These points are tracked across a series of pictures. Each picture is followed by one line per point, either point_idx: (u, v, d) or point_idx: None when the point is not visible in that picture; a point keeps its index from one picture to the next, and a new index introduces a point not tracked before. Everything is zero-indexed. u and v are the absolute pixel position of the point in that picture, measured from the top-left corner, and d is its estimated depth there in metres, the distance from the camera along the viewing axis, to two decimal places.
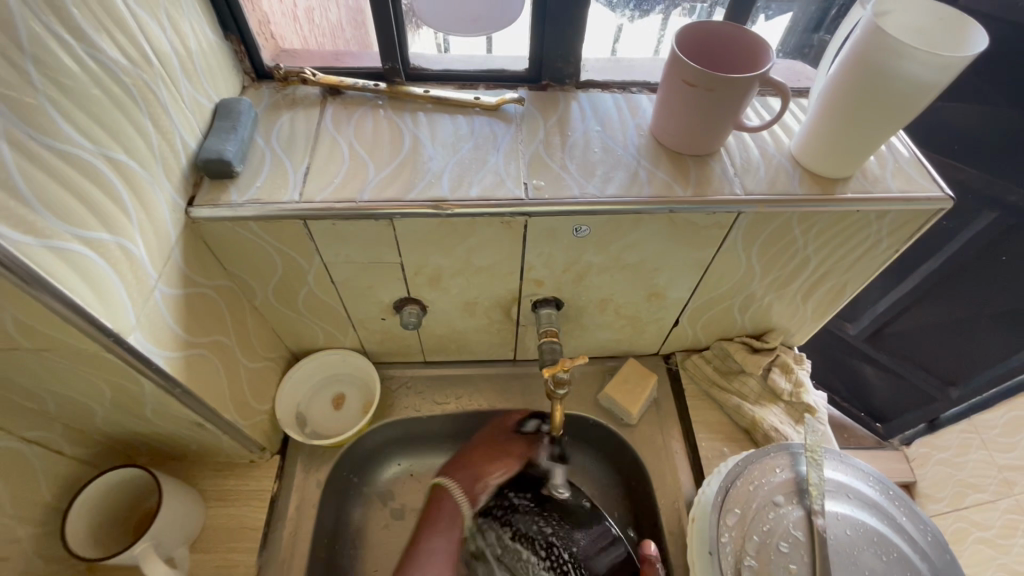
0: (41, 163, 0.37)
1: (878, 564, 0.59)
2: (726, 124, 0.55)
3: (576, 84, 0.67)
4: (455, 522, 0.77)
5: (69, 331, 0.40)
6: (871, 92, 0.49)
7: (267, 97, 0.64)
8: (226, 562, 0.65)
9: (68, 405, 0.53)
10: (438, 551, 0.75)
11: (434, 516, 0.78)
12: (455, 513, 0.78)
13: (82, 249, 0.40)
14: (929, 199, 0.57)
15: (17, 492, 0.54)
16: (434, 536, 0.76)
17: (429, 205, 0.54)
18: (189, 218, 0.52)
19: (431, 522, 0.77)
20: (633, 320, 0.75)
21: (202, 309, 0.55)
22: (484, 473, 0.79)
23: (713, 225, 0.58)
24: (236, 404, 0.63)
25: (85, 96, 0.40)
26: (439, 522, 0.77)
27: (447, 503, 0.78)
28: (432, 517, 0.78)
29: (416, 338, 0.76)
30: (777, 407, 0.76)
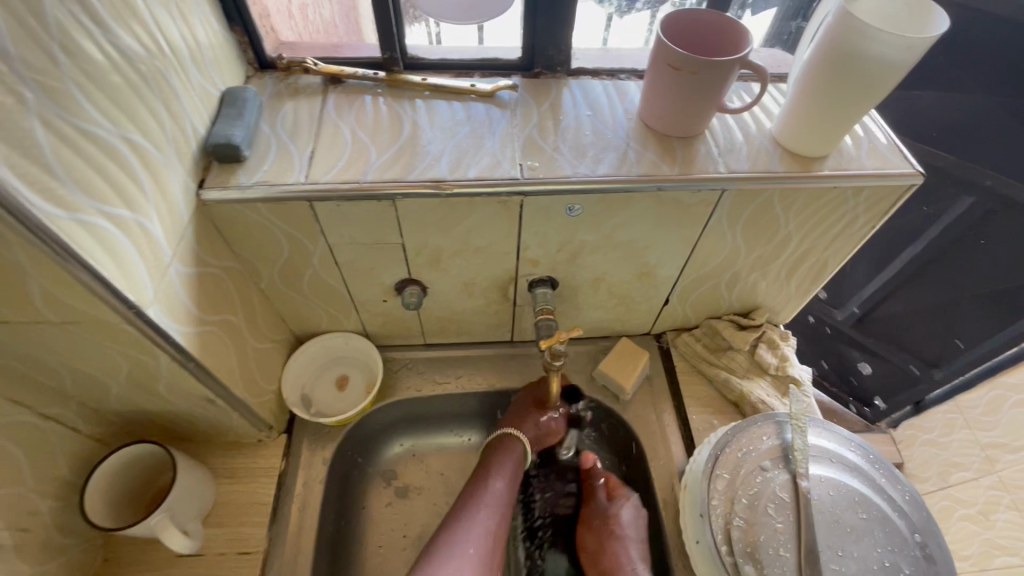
0: (69, 142, 0.39)
1: (859, 522, 0.63)
2: (710, 107, 0.58)
3: (567, 71, 0.69)
4: (518, 466, 0.75)
5: (93, 301, 0.43)
6: (845, 74, 0.52)
7: (271, 86, 0.66)
8: (237, 536, 0.68)
9: (84, 381, 0.55)
10: (502, 492, 0.72)
11: (499, 456, 0.75)
12: (521, 460, 0.76)
13: (105, 224, 0.42)
14: (900, 175, 0.61)
15: (38, 466, 0.56)
16: (500, 478, 0.73)
17: (430, 185, 0.56)
18: (200, 200, 0.55)
19: (494, 458, 0.75)
20: (625, 299, 0.78)
21: (213, 288, 0.58)
22: (555, 426, 0.78)
23: (700, 202, 0.61)
24: (244, 382, 0.65)
25: (106, 80, 0.43)
26: (506, 461, 0.75)
27: (516, 447, 0.76)
28: (492, 459, 0.75)
29: (417, 320, 0.79)
30: (764, 380, 0.79)
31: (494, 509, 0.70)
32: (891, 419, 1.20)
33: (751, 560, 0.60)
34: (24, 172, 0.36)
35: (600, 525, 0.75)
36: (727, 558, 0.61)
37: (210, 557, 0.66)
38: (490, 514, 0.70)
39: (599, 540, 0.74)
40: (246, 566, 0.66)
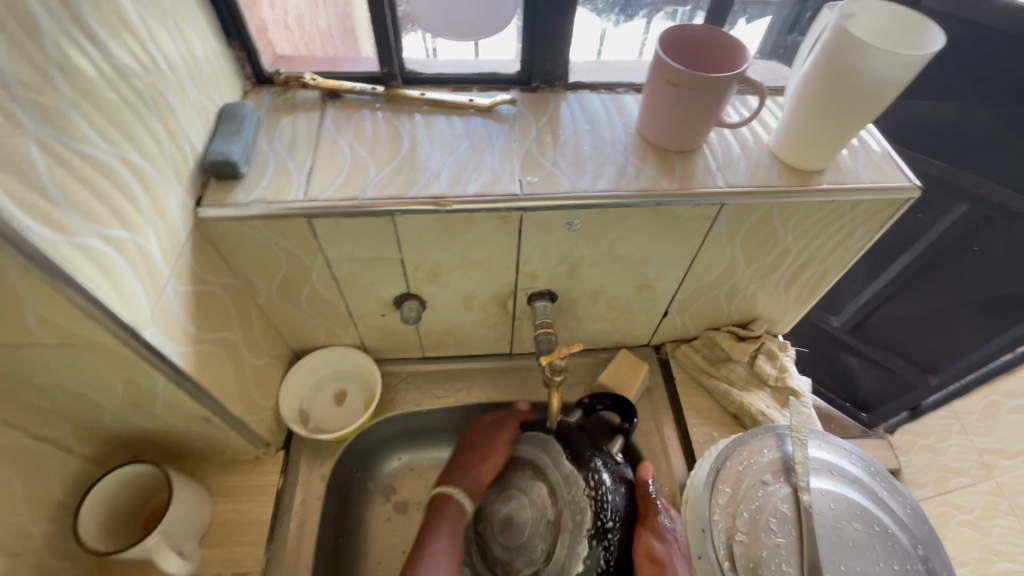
0: (65, 163, 0.39)
1: (861, 535, 0.62)
2: (708, 122, 0.58)
3: (566, 85, 0.70)
4: (459, 526, 0.73)
5: (87, 324, 0.42)
6: (842, 90, 0.53)
7: (268, 101, 0.66)
8: (234, 556, 0.67)
9: (79, 402, 0.54)
10: (440, 553, 0.70)
11: (433, 517, 0.73)
12: (460, 518, 0.73)
13: (102, 246, 0.42)
14: (897, 188, 0.61)
15: (32, 489, 0.55)
16: (437, 538, 0.71)
17: (429, 201, 0.56)
18: (197, 218, 0.54)
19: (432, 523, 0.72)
20: (624, 311, 0.78)
21: (210, 306, 0.57)
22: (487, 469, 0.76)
23: (698, 217, 0.61)
24: (242, 399, 0.64)
25: (102, 100, 0.42)
26: (444, 525, 0.72)
27: (452, 507, 0.73)
28: (429, 527, 0.72)
29: (416, 334, 0.78)
30: (764, 392, 0.79)
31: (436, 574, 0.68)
32: (889, 426, 1.24)
33: None
34: (19, 197, 0.35)
35: (666, 533, 0.67)
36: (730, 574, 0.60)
37: None
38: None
39: (667, 547, 0.66)
40: None
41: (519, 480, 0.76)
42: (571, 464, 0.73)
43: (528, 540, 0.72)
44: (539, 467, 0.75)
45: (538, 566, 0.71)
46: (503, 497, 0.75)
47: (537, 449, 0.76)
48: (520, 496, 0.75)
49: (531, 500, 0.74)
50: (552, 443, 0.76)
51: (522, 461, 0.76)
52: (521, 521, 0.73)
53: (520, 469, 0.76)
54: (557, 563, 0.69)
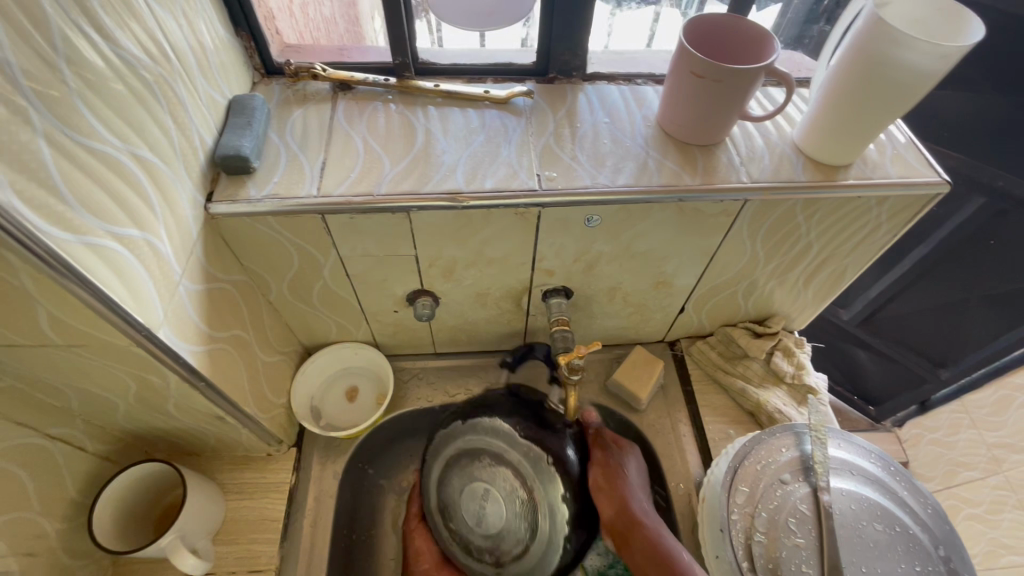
0: (77, 160, 0.37)
1: (881, 536, 0.62)
2: (732, 115, 0.57)
3: (583, 76, 0.68)
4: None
5: (102, 326, 0.41)
6: (873, 80, 0.51)
7: (279, 93, 0.64)
8: (248, 553, 0.66)
9: (91, 400, 0.54)
10: None
11: None
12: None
13: (114, 245, 0.40)
14: (927, 183, 0.59)
15: (45, 488, 0.55)
16: None
17: (445, 197, 0.55)
18: (209, 214, 0.53)
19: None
20: (640, 308, 0.77)
21: (222, 304, 0.56)
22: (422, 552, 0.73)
23: (720, 212, 0.60)
24: (254, 397, 0.64)
25: (111, 93, 0.41)
26: None
27: None
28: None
29: (428, 330, 0.77)
30: (780, 389, 0.78)
31: None
32: (897, 419, 1.18)
33: None
34: (28, 195, 0.34)
35: (614, 465, 0.72)
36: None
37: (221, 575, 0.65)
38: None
39: (617, 480, 0.71)
40: None
41: (478, 471, 0.68)
42: (529, 439, 0.68)
43: (504, 525, 0.67)
44: (495, 454, 0.68)
45: (525, 543, 0.66)
46: (466, 492, 0.68)
47: (485, 435, 0.69)
48: (485, 487, 0.67)
49: (496, 490, 0.67)
50: (499, 422, 0.69)
51: (474, 451, 0.69)
52: (495, 511, 0.67)
53: (474, 458, 0.69)
54: (542, 536, 0.66)
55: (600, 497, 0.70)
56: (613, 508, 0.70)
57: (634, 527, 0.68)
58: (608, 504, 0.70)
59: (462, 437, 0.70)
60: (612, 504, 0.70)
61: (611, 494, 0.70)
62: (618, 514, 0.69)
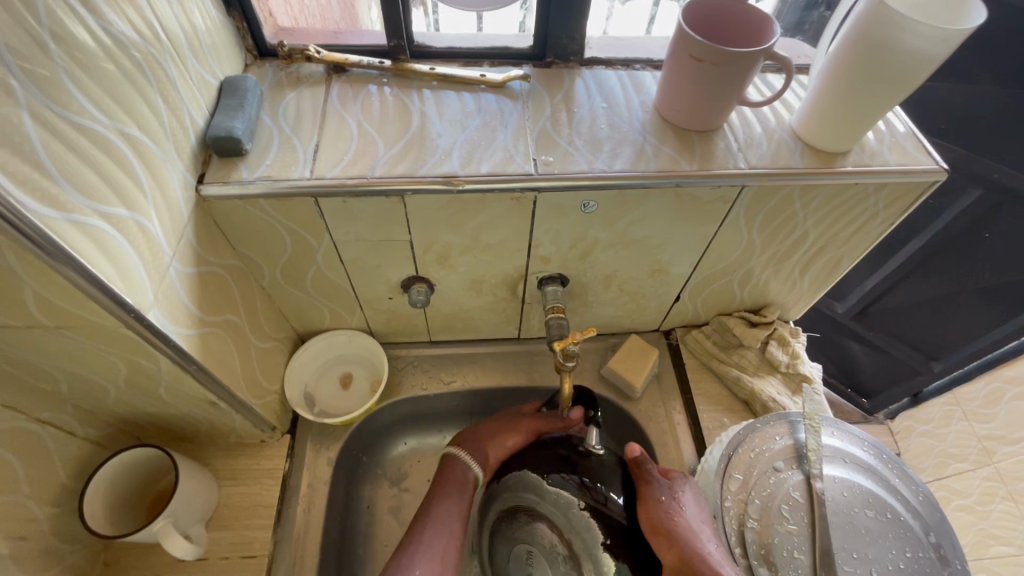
0: (61, 136, 0.37)
1: (873, 522, 0.62)
2: (730, 100, 0.56)
3: (581, 61, 0.67)
4: (468, 485, 0.70)
5: (90, 307, 0.40)
6: (873, 64, 0.50)
7: (271, 75, 0.63)
8: (241, 539, 0.66)
9: (81, 384, 0.53)
10: (451, 516, 0.67)
11: (442, 494, 0.68)
12: (468, 483, 0.70)
13: (101, 224, 0.40)
14: (923, 172, 0.59)
15: (35, 473, 0.54)
16: (444, 510, 0.67)
17: (440, 180, 0.54)
18: (200, 197, 0.52)
19: (440, 487, 0.69)
20: (636, 297, 0.76)
21: (213, 287, 0.56)
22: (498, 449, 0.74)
23: (717, 198, 0.59)
24: (247, 383, 0.63)
25: (99, 69, 0.40)
26: (446, 497, 0.68)
27: (458, 474, 0.70)
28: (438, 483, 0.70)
29: (423, 318, 0.77)
30: (775, 378, 0.78)
31: (444, 538, 0.65)
32: (889, 411, 1.21)
33: (765, 563, 0.60)
34: (13, 170, 0.33)
35: (665, 499, 0.66)
36: (741, 561, 0.61)
37: (214, 561, 0.65)
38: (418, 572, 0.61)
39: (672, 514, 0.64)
40: (251, 570, 0.65)
41: (518, 532, 0.69)
42: (557, 486, 0.69)
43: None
44: (528, 508, 0.69)
45: None
46: (513, 557, 0.69)
47: (518, 488, 0.71)
48: (526, 549, 0.68)
49: (538, 548, 0.67)
50: (528, 473, 0.71)
51: (510, 509, 0.71)
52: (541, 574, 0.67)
53: (515, 518, 0.70)
54: None
55: (658, 540, 0.64)
56: (677, 555, 0.62)
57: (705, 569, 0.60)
58: (668, 549, 0.63)
59: (499, 496, 0.73)
60: (672, 548, 0.63)
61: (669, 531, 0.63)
62: (681, 558, 0.62)
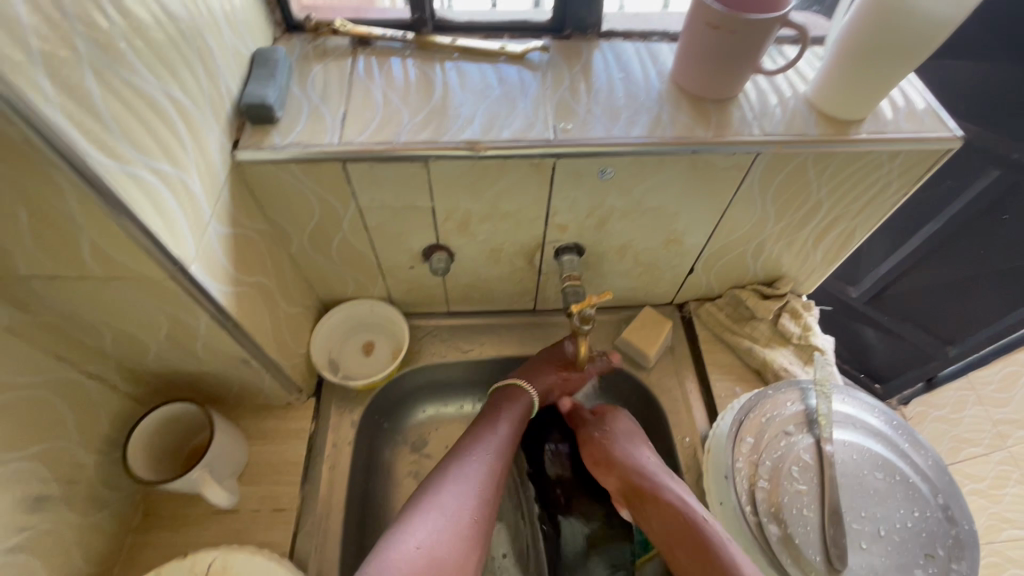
0: (117, 92, 0.39)
1: (882, 484, 0.64)
2: (746, 69, 0.58)
3: (598, 34, 0.68)
4: (523, 416, 0.75)
5: (140, 257, 0.43)
6: (888, 29, 0.52)
7: (299, 48, 0.65)
8: (270, 494, 0.70)
9: (124, 340, 0.56)
10: (505, 434, 0.72)
11: (505, 405, 0.75)
12: (527, 410, 0.76)
13: (152, 178, 0.42)
14: (937, 139, 0.60)
15: (82, 422, 0.58)
16: (500, 423, 0.73)
17: (463, 146, 0.56)
18: (235, 160, 0.55)
19: (497, 406, 0.75)
20: (650, 268, 0.78)
21: (247, 250, 0.58)
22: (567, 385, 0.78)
23: (732, 165, 0.61)
24: (277, 344, 0.66)
25: (148, 34, 0.43)
26: (508, 409, 0.74)
27: (523, 400, 0.76)
28: (497, 409, 0.75)
29: (442, 287, 0.79)
30: (787, 349, 0.79)
31: (496, 450, 0.70)
32: (902, 397, 1.23)
33: (775, 520, 0.62)
34: (77, 118, 0.36)
35: (597, 436, 0.74)
36: (752, 518, 0.62)
37: (245, 513, 0.68)
38: (458, 490, 0.65)
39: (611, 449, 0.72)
40: (280, 522, 0.68)
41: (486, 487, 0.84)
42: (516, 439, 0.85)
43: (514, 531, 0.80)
44: None
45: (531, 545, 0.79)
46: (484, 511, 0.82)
47: None
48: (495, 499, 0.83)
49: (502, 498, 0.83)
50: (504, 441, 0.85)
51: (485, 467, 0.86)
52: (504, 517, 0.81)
53: None
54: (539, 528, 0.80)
55: (600, 471, 0.73)
56: (617, 478, 0.70)
57: (643, 484, 0.68)
58: (609, 475, 0.72)
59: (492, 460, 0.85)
60: (613, 476, 0.71)
61: (609, 461, 0.72)
62: (622, 480, 0.70)
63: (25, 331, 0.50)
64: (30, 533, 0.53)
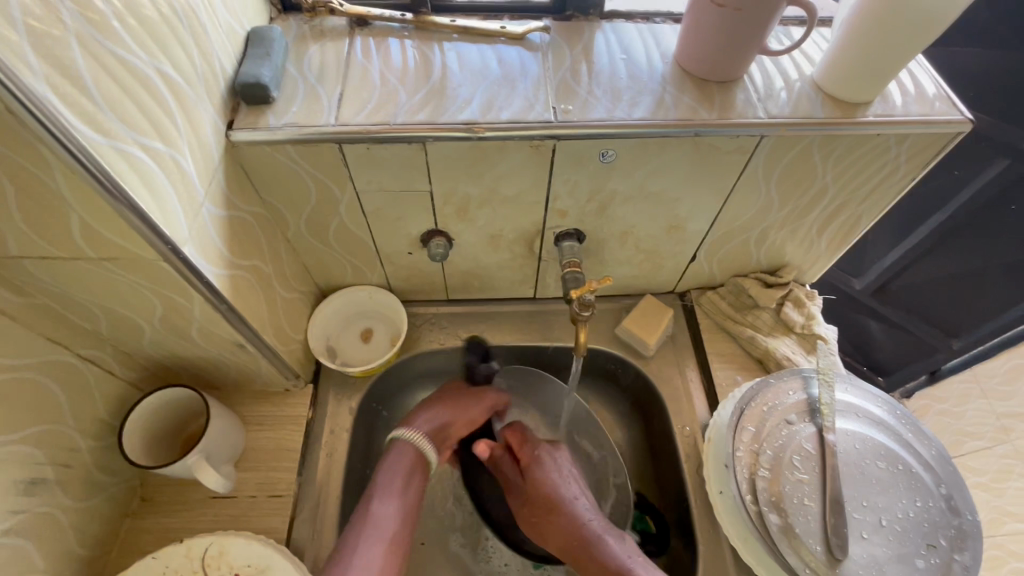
0: (106, 67, 0.39)
1: (884, 474, 0.63)
2: (751, 49, 0.56)
3: (600, 14, 0.67)
4: (412, 469, 0.68)
5: (131, 237, 0.43)
6: (899, 10, 0.50)
7: (296, 28, 0.64)
8: (268, 480, 0.69)
9: (119, 323, 0.56)
10: (390, 513, 0.64)
11: (386, 470, 0.67)
12: (416, 465, 0.68)
13: (143, 156, 0.42)
14: (948, 121, 0.58)
15: (77, 405, 0.57)
16: (385, 500, 0.65)
17: (461, 127, 0.55)
18: (229, 141, 0.54)
19: (378, 476, 0.67)
20: (651, 255, 0.77)
21: (242, 232, 0.58)
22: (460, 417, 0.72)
23: (736, 149, 0.59)
24: (273, 329, 0.66)
25: (138, 8, 0.42)
26: (395, 470, 0.67)
27: (409, 452, 0.69)
28: (377, 472, 0.67)
29: (441, 275, 0.79)
30: (789, 338, 0.78)
31: (380, 534, 0.62)
32: (905, 390, 1.22)
33: (776, 509, 0.61)
34: (64, 93, 0.35)
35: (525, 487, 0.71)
36: (751, 507, 0.61)
37: (242, 499, 0.68)
38: None
39: (545, 507, 0.68)
40: (277, 509, 0.68)
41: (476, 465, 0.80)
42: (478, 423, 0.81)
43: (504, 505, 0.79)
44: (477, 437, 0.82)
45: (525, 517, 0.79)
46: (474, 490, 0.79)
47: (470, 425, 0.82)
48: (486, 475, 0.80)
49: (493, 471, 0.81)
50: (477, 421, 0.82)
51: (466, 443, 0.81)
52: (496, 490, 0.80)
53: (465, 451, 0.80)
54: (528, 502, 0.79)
55: (535, 527, 0.69)
56: (552, 537, 0.67)
57: (582, 548, 0.65)
58: (547, 539, 0.68)
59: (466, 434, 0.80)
60: (552, 539, 0.68)
61: (549, 522, 0.68)
62: (560, 542, 0.67)
63: (19, 312, 0.49)
64: (25, 516, 0.52)
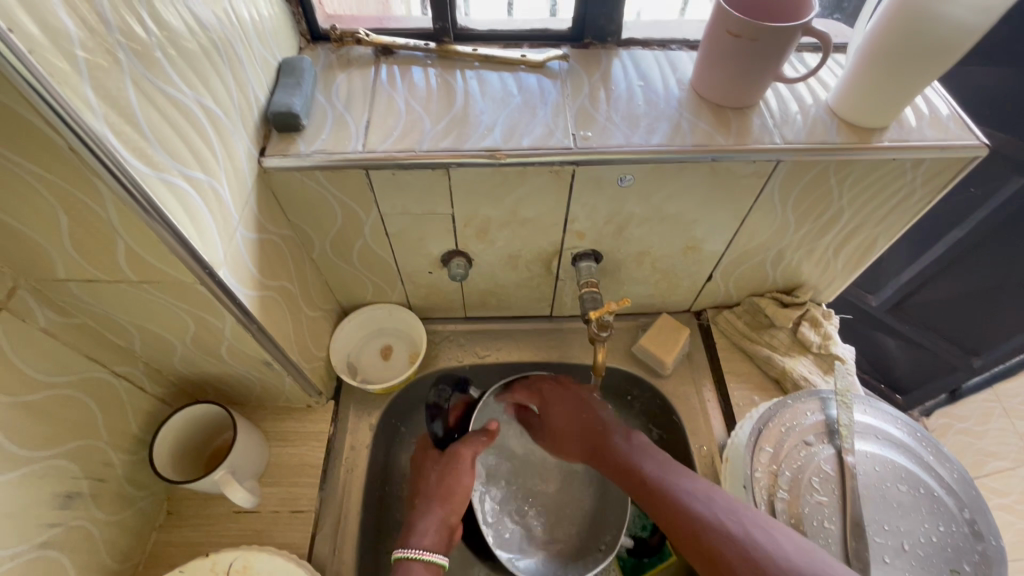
0: (155, 103, 0.41)
1: (905, 497, 0.63)
2: (766, 76, 0.57)
3: (618, 42, 0.69)
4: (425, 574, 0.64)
5: (172, 261, 0.45)
6: (914, 36, 0.51)
7: (324, 57, 0.67)
8: (290, 494, 0.70)
9: (152, 341, 0.58)
10: None
11: None
12: (430, 568, 0.65)
13: (186, 185, 0.44)
14: (963, 146, 0.59)
15: (110, 420, 0.59)
16: None
17: (484, 153, 0.57)
18: (262, 167, 0.56)
19: None
20: (667, 275, 0.78)
21: (272, 254, 0.60)
22: (452, 496, 0.72)
23: (752, 173, 0.61)
24: (298, 346, 0.67)
25: (184, 46, 0.44)
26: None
27: (417, 566, 0.64)
28: None
29: (460, 293, 0.80)
30: (806, 358, 0.78)
31: None
32: (925, 409, 1.22)
33: (795, 532, 0.61)
34: (119, 130, 0.38)
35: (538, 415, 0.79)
36: None
37: (265, 513, 0.69)
38: None
39: (572, 419, 0.76)
40: (298, 524, 0.69)
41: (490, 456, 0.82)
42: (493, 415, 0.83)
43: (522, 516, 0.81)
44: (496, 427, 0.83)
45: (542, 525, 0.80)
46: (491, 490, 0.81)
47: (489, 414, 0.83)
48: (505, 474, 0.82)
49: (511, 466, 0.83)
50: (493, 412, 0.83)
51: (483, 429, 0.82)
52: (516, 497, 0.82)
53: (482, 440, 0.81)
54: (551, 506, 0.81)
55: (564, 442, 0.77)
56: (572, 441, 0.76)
57: (596, 447, 0.73)
58: (569, 447, 0.76)
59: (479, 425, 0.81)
60: (570, 444, 0.76)
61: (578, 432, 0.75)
62: (584, 449, 0.74)
63: (61, 332, 0.52)
64: (59, 530, 0.54)
